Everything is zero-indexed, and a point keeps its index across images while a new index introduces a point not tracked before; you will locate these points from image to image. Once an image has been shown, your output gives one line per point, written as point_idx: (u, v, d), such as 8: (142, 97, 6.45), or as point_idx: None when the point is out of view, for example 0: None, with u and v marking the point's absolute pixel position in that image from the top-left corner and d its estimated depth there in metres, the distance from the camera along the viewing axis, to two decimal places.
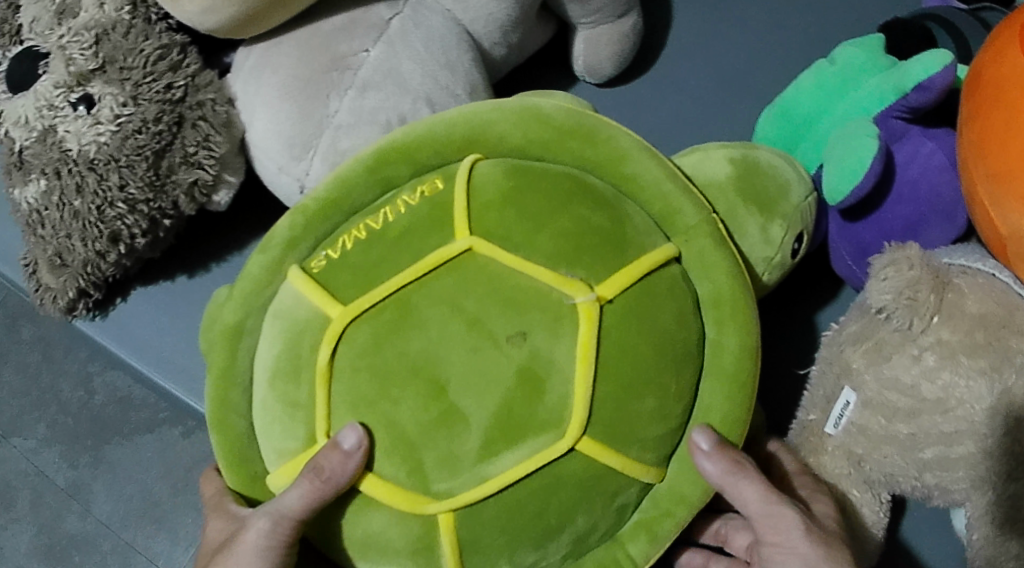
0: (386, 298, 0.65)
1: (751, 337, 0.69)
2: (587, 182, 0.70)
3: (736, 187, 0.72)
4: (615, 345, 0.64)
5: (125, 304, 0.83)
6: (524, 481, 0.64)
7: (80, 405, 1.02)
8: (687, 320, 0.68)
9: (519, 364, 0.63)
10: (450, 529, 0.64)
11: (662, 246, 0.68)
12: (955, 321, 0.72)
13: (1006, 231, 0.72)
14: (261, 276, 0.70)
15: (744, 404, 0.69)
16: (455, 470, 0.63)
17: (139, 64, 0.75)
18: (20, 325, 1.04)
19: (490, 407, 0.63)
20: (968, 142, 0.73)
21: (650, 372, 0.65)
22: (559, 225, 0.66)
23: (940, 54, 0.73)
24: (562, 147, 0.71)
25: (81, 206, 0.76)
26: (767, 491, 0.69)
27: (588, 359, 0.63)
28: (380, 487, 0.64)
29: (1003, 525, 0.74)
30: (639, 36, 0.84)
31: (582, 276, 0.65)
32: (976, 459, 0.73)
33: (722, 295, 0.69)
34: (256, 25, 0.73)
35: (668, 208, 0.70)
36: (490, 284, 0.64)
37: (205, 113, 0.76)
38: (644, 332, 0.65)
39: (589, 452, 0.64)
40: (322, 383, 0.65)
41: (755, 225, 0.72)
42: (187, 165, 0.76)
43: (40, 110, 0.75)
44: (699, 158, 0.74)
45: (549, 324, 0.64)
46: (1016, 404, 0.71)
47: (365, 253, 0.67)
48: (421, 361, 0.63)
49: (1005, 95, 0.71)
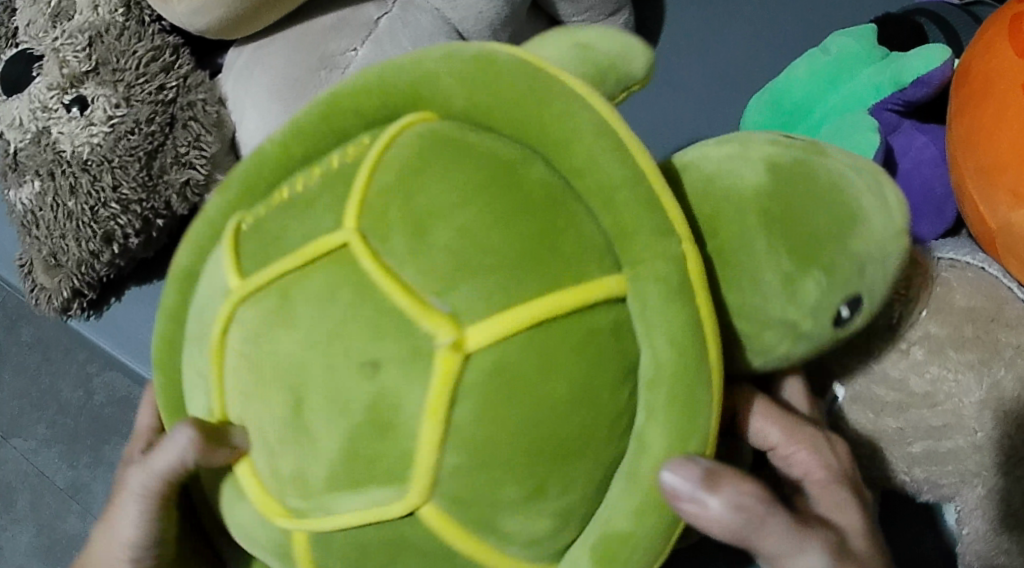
0: (269, 283, 0.52)
1: (686, 443, 0.50)
2: (526, 175, 0.51)
3: (766, 199, 0.55)
4: (494, 404, 0.48)
5: (119, 303, 0.84)
6: (377, 529, 0.50)
7: (79, 405, 1.03)
8: (603, 384, 0.50)
9: (366, 404, 0.48)
10: (304, 550, 0.52)
11: (594, 279, 0.50)
12: (943, 315, 0.72)
13: (996, 224, 0.72)
14: (215, 222, 0.58)
15: (658, 527, 0.51)
16: (307, 491, 0.50)
17: (131, 66, 0.75)
18: (20, 327, 1.05)
19: (336, 441, 0.49)
20: (957, 135, 0.74)
21: (552, 444, 0.49)
22: (444, 236, 0.50)
23: (940, 50, 0.76)
24: (511, 115, 0.53)
25: (75, 207, 0.76)
26: (797, 528, 0.57)
27: (443, 416, 0.48)
28: (251, 476, 0.52)
29: (992, 518, 0.74)
30: (631, 33, 0.84)
31: (454, 308, 0.49)
32: (965, 453, 0.73)
33: (666, 371, 0.50)
34: (249, 25, 0.74)
35: (619, 223, 0.51)
36: (354, 292, 0.49)
37: (195, 113, 0.76)
38: (534, 390, 0.49)
39: (434, 526, 0.49)
40: (216, 363, 0.53)
41: (775, 269, 0.54)
42: (179, 165, 0.77)
43: (35, 112, 0.76)
44: (739, 154, 0.56)
45: (403, 358, 0.48)
46: (1004, 398, 0.71)
47: (272, 221, 0.54)
48: (291, 364, 0.50)
49: (994, 89, 0.72)
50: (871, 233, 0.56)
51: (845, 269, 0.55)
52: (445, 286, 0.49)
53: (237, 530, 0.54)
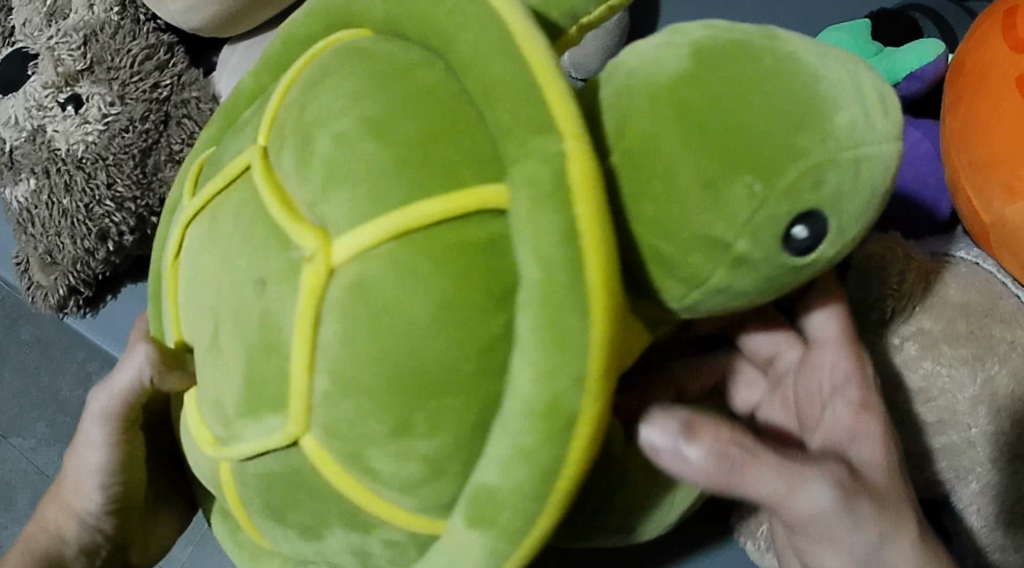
0: (207, 205, 0.55)
1: (553, 385, 0.46)
2: (415, 81, 0.50)
3: (679, 99, 0.47)
4: (357, 321, 0.48)
5: (115, 301, 0.84)
6: (271, 466, 0.52)
7: (78, 404, 1.02)
8: (468, 303, 0.47)
9: (259, 319, 0.50)
10: (228, 480, 0.55)
11: (469, 187, 0.48)
12: (936, 310, 0.72)
13: (990, 219, 0.72)
14: (185, 167, 0.62)
15: (536, 473, 0.47)
16: (225, 419, 0.53)
17: (126, 64, 0.76)
18: (20, 326, 1.05)
19: (237, 369, 0.51)
20: (951, 130, 0.74)
21: (418, 367, 0.47)
22: (326, 153, 0.49)
23: (933, 46, 0.76)
24: (416, 25, 0.51)
25: (70, 205, 0.77)
26: (789, 458, 0.53)
27: (314, 331, 0.48)
28: (194, 412, 0.56)
29: (987, 515, 0.73)
30: (626, 27, 0.84)
31: (329, 222, 0.49)
32: (959, 448, 0.72)
33: (534, 294, 0.46)
34: (243, 23, 0.74)
35: (501, 129, 0.47)
36: (253, 215, 0.51)
37: (190, 111, 0.77)
38: (399, 304, 0.47)
39: (313, 457, 0.50)
40: (172, 275, 0.58)
41: (695, 179, 0.46)
42: (173, 162, 0.78)
43: (29, 111, 0.76)
44: (658, 57, 0.49)
45: (281, 271, 0.49)
46: (998, 394, 0.71)
47: (221, 152, 0.57)
48: (214, 286, 0.53)
49: (988, 83, 0.72)
50: (830, 155, 0.47)
51: (783, 193, 0.47)
52: (321, 202, 0.49)
53: (189, 458, 0.58)
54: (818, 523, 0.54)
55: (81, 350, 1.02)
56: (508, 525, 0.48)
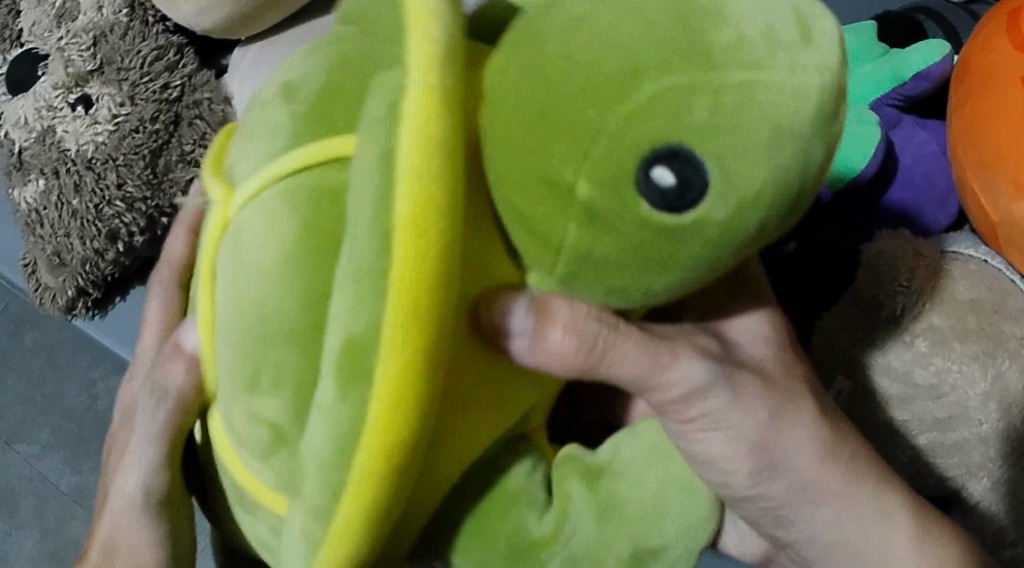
0: None
1: (352, 341, 0.42)
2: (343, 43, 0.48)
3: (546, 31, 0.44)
4: (229, 271, 0.48)
5: (124, 303, 0.84)
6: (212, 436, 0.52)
7: (84, 410, 1.02)
8: (322, 256, 0.45)
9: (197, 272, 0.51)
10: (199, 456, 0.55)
11: (337, 135, 0.46)
12: (947, 306, 0.73)
13: (998, 217, 0.73)
14: None
15: (343, 443, 0.43)
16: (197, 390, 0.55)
17: (136, 65, 0.76)
18: (24, 331, 1.04)
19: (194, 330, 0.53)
20: (957, 130, 0.74)
21: (276, 325, 0.46)
22: (248, 121, 0.50)
23: (938, 45, 0.77)
24: None
25: (79, 205, 0.77)
26: (649, 343, 0.52)
27: (212, 287, 0.50)
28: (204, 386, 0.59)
29: (999, 514, 0.73)
30: None
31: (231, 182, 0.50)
32: (970, 444, 0.72)
33: (352, 244, 0.42)
34: (254, 23, 0.74)
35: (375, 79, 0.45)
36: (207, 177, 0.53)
37: (201, 112, 0.77)
38: (262, 256, 0.46)
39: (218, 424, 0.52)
40: None
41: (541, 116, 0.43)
42: (184, 163, 0.77)
43: (39, 111, 0.76)
44: None
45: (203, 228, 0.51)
46: (1009, 390, 0.71)
47: None
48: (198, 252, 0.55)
49: (994, 82, 0.72)
50: (700, 79, 0.42)
51: (631, 129, 0.42)
52: (236, 160, 0.50)
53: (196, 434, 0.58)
54: (705, 414, 0.55)
55: (85, 356, 1.02)
56: (310, 497, 0.44)
